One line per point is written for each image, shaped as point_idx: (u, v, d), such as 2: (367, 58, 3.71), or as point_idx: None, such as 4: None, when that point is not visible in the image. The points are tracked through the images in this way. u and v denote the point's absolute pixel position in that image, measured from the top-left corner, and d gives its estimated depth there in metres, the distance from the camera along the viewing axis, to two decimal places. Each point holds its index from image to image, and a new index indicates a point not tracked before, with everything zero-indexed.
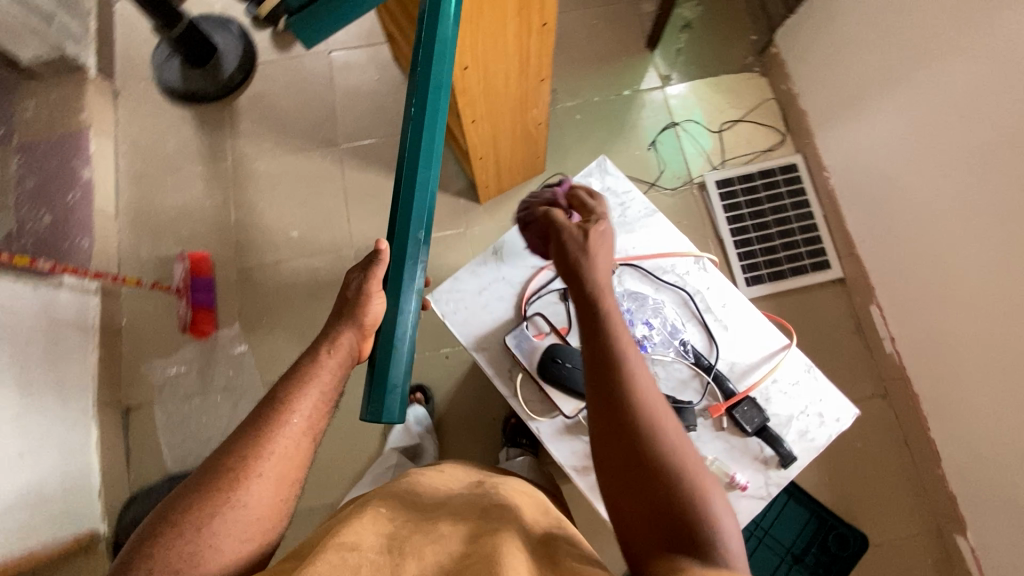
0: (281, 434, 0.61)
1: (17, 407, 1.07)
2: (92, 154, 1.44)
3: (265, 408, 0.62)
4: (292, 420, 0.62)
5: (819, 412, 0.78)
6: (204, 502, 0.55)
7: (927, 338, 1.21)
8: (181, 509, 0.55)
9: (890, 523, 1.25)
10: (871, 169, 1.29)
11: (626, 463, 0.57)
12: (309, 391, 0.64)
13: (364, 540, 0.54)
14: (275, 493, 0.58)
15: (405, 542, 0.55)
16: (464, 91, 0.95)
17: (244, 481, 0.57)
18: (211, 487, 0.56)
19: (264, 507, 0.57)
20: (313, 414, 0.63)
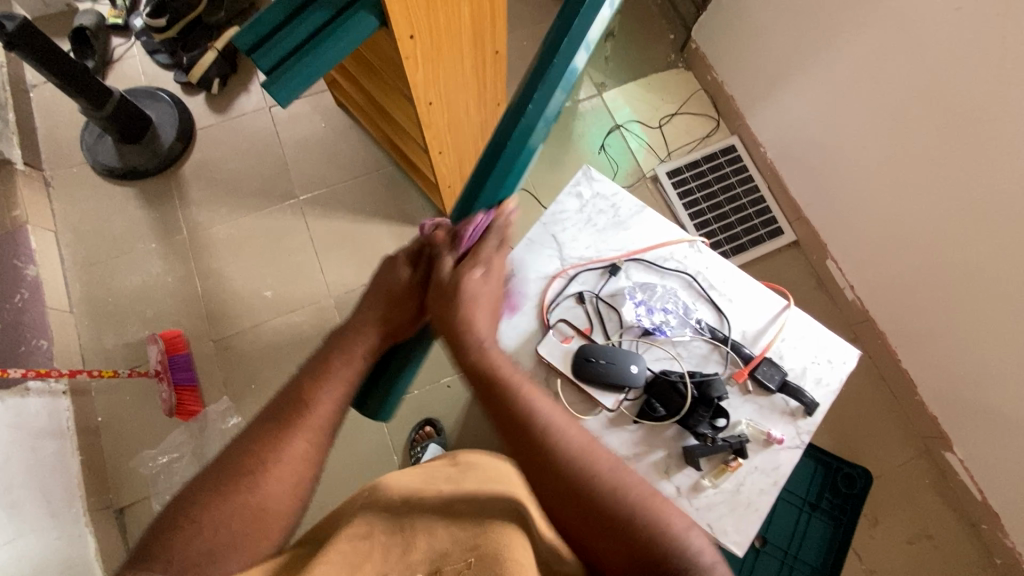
0: (291, 445, 0.58)
1: (6, 532, 0.98)
2: (34, 250, 1.36)
3: (280, 414, 0.60)
4: (297, 433, 0.59)
5: (827, 359, 0.85)
6: (216, 494, 0.55)
7: (884, 281, 1.33)
8: (191, 498, 0.55)
9: (885, 454, 1.35)
10: (803, 139, 1.41)
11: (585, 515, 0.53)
12: (317, 406, 0.61)
13: (366, 557, 0.48)
14: (285, 499, 0.57)
15: (415, 540, 0.50)
16: (430, 126, 0.98)
17: (254, 481, 0.56)
18: (227, 481, 0.56)
19: (273, 510, 0.56)
20: (320, 424, 0.60)
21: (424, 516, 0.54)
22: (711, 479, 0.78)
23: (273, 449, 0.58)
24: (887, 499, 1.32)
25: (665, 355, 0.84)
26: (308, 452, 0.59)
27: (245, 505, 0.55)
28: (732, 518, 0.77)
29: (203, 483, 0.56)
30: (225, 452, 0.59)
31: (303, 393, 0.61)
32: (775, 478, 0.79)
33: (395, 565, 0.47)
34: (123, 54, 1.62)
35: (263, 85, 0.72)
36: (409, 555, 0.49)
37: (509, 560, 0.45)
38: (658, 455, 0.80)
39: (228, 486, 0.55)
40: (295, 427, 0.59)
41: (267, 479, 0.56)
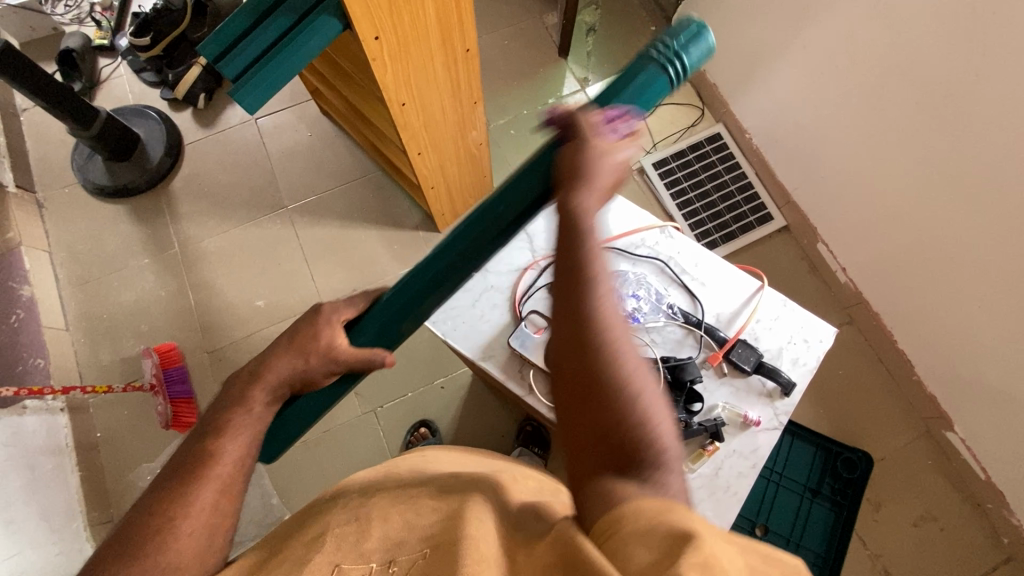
0: (200, 493, 0.53)
1: (6, 548, 1.00)
2: (28, 271, 1.38)
3: (178, 471, 0.55)
4: (205, 483, 0.54)
5: (804, 338, 0.85)
6: (123, 559, 0.49)
7: (875, 261, 1.32)
8: (95, 573, 0.49)
9: (886, 437, 1.34)
10: (786, 123, 1.41)
11: (586, 408, 0.50)
12: (221, 453, 0.56)
13: (321, 551, 0.48)
14: (200, 552, 0.52)
15: (370, 527, 0.50)
16: (406, 126, 0.99)
17: (156, 542, 0.50)
18: (129, 543, 0.50)
19: (188, 568, 0.50)
20: (229, 471, 0.56)
21: (380, 504, 0.54)
22: (689, 464, 0.78)
23: (179, 503, 0.52)
24: (889, 481, 1.30)
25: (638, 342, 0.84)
26: (223, 500, 0.54)
27: (156, 574, 0.49)
28: (711, 503, 0.77)
29: (103, 557, 0.50)
30: (119, 527, 0.52)
31: (212, 428, 0.58)
32: (753, 461, 0.79)
33: (348, 555, 0.47)
34: (110, 74, 1.64)
35: (231, 93, 0.73)
36: (362, 542, 0.48)
37: (468, 539, 0.43)
38: None
39: (131, 552, 0.50)
40: (199, 478, 0.54)
41: (175, 537, 0.51)
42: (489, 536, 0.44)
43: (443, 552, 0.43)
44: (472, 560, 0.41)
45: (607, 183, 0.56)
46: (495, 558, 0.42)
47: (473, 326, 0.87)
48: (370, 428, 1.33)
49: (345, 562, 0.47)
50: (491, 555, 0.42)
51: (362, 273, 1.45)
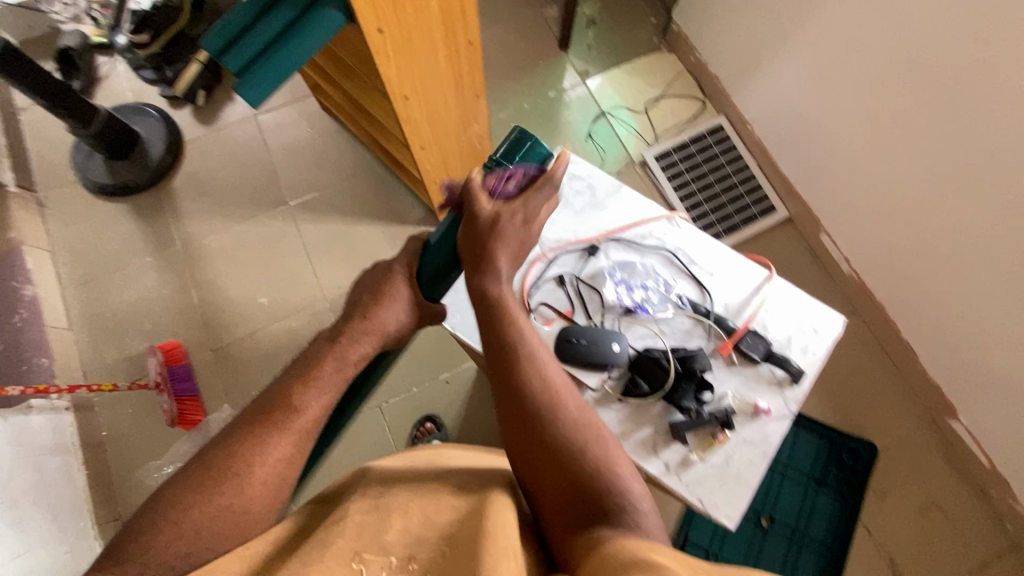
0: (279, 445, 0.59)
1: (15, 547, 1.00)
2: (31, 270, 1.37)
3: (262, 417, 0.61)
4: (283, 436, 0.60)
5: (812, 327, 0.85)
6: (203, 484, 0.56)
7: (878, 251, 1.32)
8: (177, 491, 0.55)
9: (890, 427, 1.34)
10: (789, 114, 1.40)
11: (543, 467, 0.57)
12: (299, 412, 0.62)
13: (342, 537, 0.48)
14: (270, 498, 0.57)
15: (390, 518, 0.50)
16: (409, 120, 0.99)
17: (234, 478, 0.56)
18: (212, 470, 0.57)
19: (255, 509, 0.56)
20: (307, 427, 0.62)
21: (400, 495, 0.54)
22: (699, 453, 0.78)
23: (256, 449, 0.59)
24: (894, 470, 1.31)
25: (648, 332, 0.84)
26: (294, 456, 0.60)
27: (233, 508, 0.55)
28: (723, 492, 0.76)
29: (186, 481, 0.56)
30: (206, 453, 0.59)
31: (282, 392, 0.63)
32: (764, 449, 0.79)
33: (369, 543, 0.48)
34: (109, 71, 1.64)
35: (234, 87, 0.73)
36: (383, 534, 0.49)
37: (490, 541, 0.46)
38: (644, 433, 0.79)
39: (212, 485, 0.56)
40: (278, 428, 0.60)
41: (250, 482, 0.57)
42: (510, 539, 0.47)
43: (466, 554, 0.45)
44: (494, 564, 0.43)
45: (508, 254, 0.68)
46: (516, 559, 0.45)
47: None
48: (377, 423, 1.33)
49: (366, 551, 0.47)
50: (513, 560, 0.45)
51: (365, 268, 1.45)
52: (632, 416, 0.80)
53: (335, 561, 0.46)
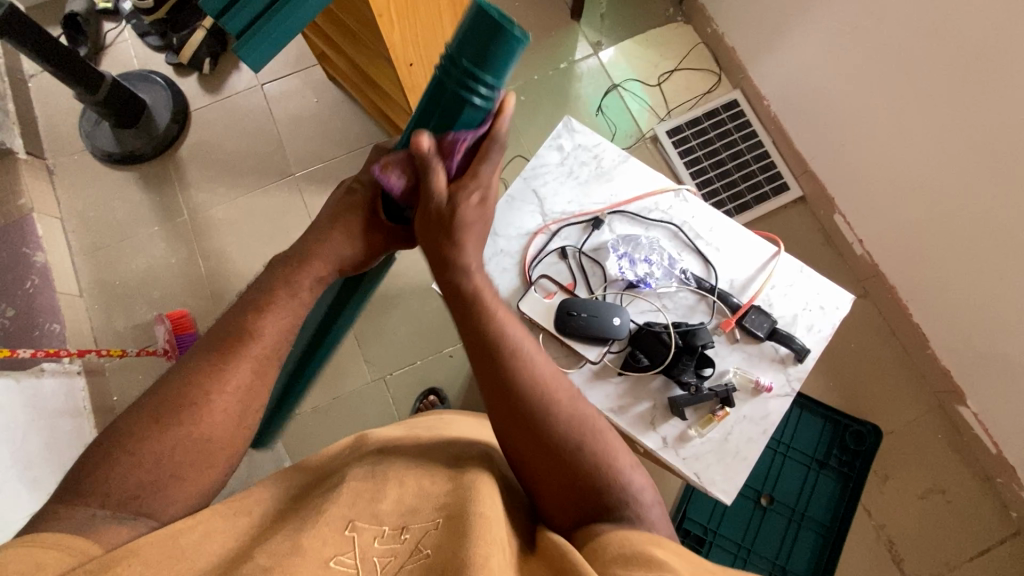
0: (245, 376, 0.61)
1: (29, 505, 1.03)
2: (42, 238, 1.38)
3: (222, 342, 0.61)
4: (241, 363, 0.60)
5: (819, 305, 0.83)
6: (161, 416, 0.56)
7: (893, 232, 1.29)
8: (135, 423, 0.56)
9: (896, 411, 1.33)
10: (806, 89, 1.36)
11: (538, 452, 0.57)
12: (259, 343, 0.62)
13: (336, 504, 0.48)
14: (229, 429, 0.59)
15: (386, 488, 0.51)
16: (413, 89, 0.97)
17: (192, 411, 0.57)
18: (172, 401, 0.57)
19: (217, 441, 0.58)
20: (263, 353, 0.62)
21: (397, 467, 0.55)
22: (697, 428, 0.78)
23: (217, 377, 0.59)
24: (897, 454, 1.30)
25: (650, 307, 0.83)
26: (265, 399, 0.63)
27: (199, 441, 0.56)
28: (720, 467, 0.76)
29: (142, 416, 0.56)
30: (164, 387, 0.59)
31: (245, 324, 0.62)
32: (764, 427, 0.78)
33: (363, 512, 0.48)
34: (115, 38, 1.62)
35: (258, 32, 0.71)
36: (377, 504, 0.49)
37: (478, 515, 0.47)
38: (642, 407, 0.79)
39: (168, 417, 0.56)
40: (236, 356, 0.61)
41: (209, 410, 0.58)
42: (497, 516, 0.48)
43: (456, 527, 0.46)
44: (483, 537, 0.44)
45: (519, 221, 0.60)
46: (501, 541, 0.45)
47: None
48: (381, 395, 1.34)
49: (359, 520, 0.47)
50: (498, 532, 0.46)
51: None
52: (630, 390, 0.80)
53: (327, 528, 0.46)
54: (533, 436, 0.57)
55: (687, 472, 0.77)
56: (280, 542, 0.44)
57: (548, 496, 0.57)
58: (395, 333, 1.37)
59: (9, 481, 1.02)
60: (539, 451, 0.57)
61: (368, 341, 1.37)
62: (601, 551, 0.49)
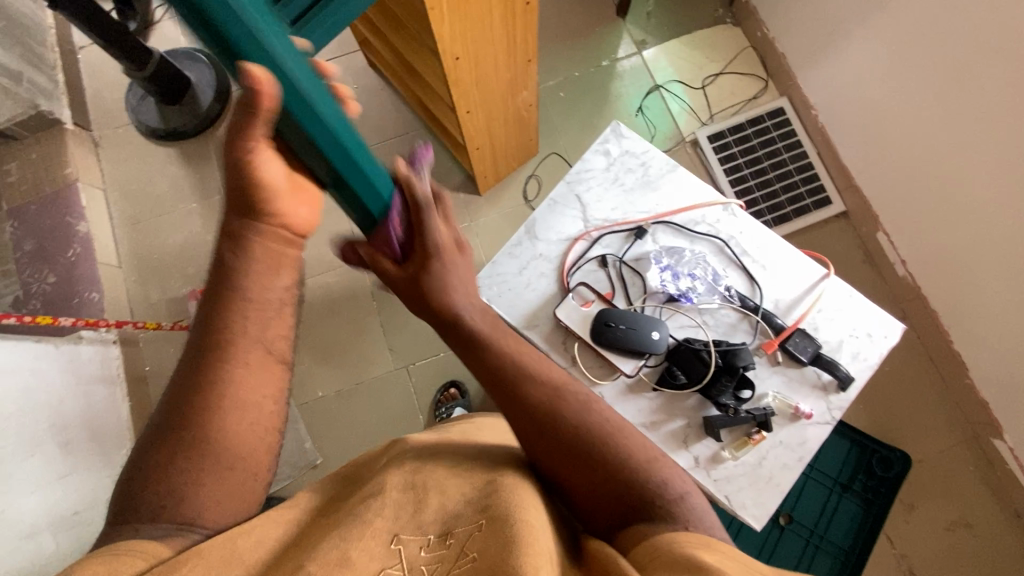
0: (244, 374, 0.59)
1: (62, 468, 1.07)
2: (85, 208, 1.42)
3: (203, 347, 0.59)
4: (237, 356, 0.59)
5: (867, 332, 0.81)
6: (176, 431, 0.56)
7: (940, 256, 1.23)
8: (155, 446, 0.56)
9: (928, 440, 1.29)
10: (860, 100, 1.31)
11: (568, 466, 0.56)
12: (246, 340, 0.60)
13: (379, 516, 0.52)
14: (243, 419, 0.58)
15: (427, 498, 0.54)
16: (457, 83, 0.96)
17: (206, 416, 0.57)
18: (182, 412, 0.57)
19: (238, 435, 0.58)
20: (253, 342, 0.60)
21: (435, 472, 0.58)
22: (731, 451, 0.76)
23: (218, 376, 0.58)
24: (927, 484, 1.26)
25: (690, 323, 0.82)
26: (279, 389, 0.62)
27: (214, 450, 0.56)
28: (752, 492, 0.75)
29: (161, 437, 0.56)
30: (166, 413, 0.58)
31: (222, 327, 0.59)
32: (801, 454, 0.76)
33: (407, 525, 0.51)
34: (163, 15, 1.64)
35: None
36: (420, 514, 0.52)
37: (521, 522, 0.49)
38: (675, 425, 0.78)
39: (184, 431, 0.56)
40: (225, 350, 0.59)
41: (227, 408, 0.58)
42: (540, 524, 0.50)
43: (498, 532, 0.48)
44: (527, 545, 0.46)
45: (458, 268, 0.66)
46: (544, 552, 0.47)
47: (521, 291, 0.85)
48: (403, 385, 1.35)
49: (404, 532, 0.50)
50: (540, 537, 0.48)
51: None
52: (663, 406, 0.79)
53: (373, 540, 0.49)
54: (561, 452, 0.57)
55: (716, 493, 0.76)
56: (329, 552, 0.47)
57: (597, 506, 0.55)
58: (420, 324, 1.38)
59: (45, 443, 1.05)
60: (579, 466, 0.56)
61: (393, 330, 1.37)
62: (647, 561, 0.46)
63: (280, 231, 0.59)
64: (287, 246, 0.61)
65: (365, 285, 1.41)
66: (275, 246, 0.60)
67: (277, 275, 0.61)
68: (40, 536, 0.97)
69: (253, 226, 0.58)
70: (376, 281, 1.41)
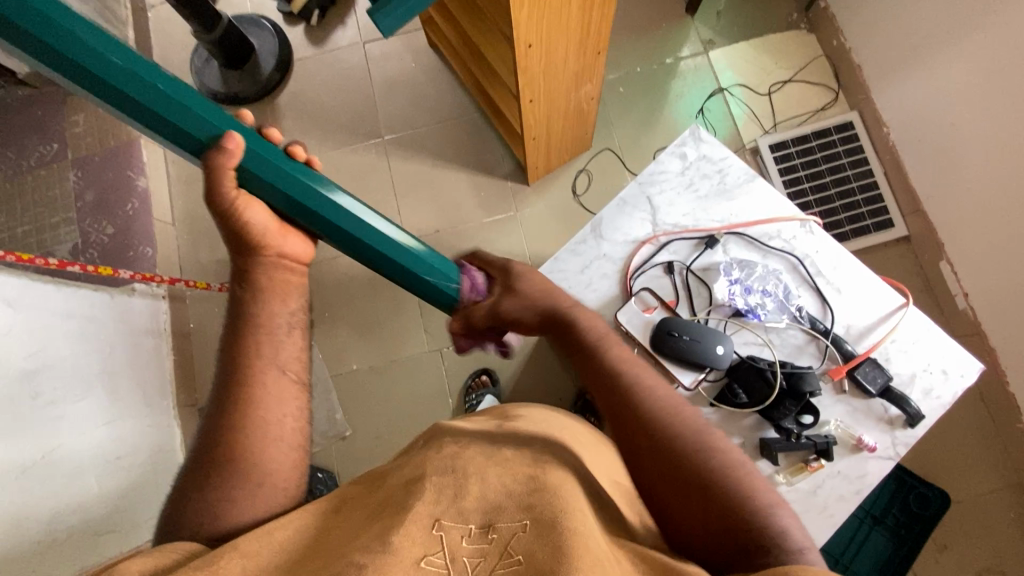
0: (265, 392, 0.63)
1: (109, 413, 1.11)
2: (145, 164, 1.45)
3: (228, 381, 0.64)
4: (261, 387, 0.63)
5: (942, 368, 0.77)
6: (213, 458, 0.60)
7: (1007, 292, 1.17)
8: (195, 474, 0.60)
9: (970, 482, 1.24)
10: (941, 120, 1.25)
11: (670, 479, 0.56)
12: (263, 363, 0.64)
13: (421, 501, 0.52)
14: (282, 444, 0.63)
15: (467, 485, 0.55)
16: (526, 71, 0.94)
17: (243, 437, 0.61)
18: (219, 439, 0.61)
19: (267, 455, 0.61)
20: (272, 368, 0.65)
21: (475, 461, 0.58)
22: (786, 476, 0.74)
23: (252, 400, 0.63)
24: (963, 526, 1.22)
25: (755, 340, 0.80)
26: (298, 404, 0.66)
27: (245, 465, 0.60)
28: (804, 520, 0.73)
29: (200, 466, 0.60)
30: (202, 438, 0.62)
31: (243, 361, 0.64)
32: (859, 487, 0.74)
33: (447, 511, 0.51)
34: None
35: None
36: (461, 501, 0.53)
37: (570, 530, 0.48)
38: (730, 443, 0.76)
39: (222, 458, 0.60)
40: (253, 382, 0.63)
41: (267, 427, 0.62)
42: (589, 530, 0.49)
43: (546, 536, 0.48)
44: (579, 556, 0.45)
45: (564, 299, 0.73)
46: (597, 558, 0.46)
47: (584, 292, 0.84)
48: (436, 367, 1.36)
49: (445, 518, 0.51)
50: (591, 542, 0.48)
51: (447, 214, 1.45)
52: (719, 423, 0.77)
53: (416, 524, 0.49)
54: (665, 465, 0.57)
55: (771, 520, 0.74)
56: (370, 541, 0.48)
57: (691, 524, 0.54)
58: None
59: (94, 388, 1.09)
60: (672, 475, 0.56)
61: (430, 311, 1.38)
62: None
63: (283, 262, 0.67)
64: (289, 275, 0.68)
65: None
66: (281, 272, 0.67)
67: (284, 301, 0.67)
68: (84, 477, 1.01)
69: (261, 258, 0.66)
70: None
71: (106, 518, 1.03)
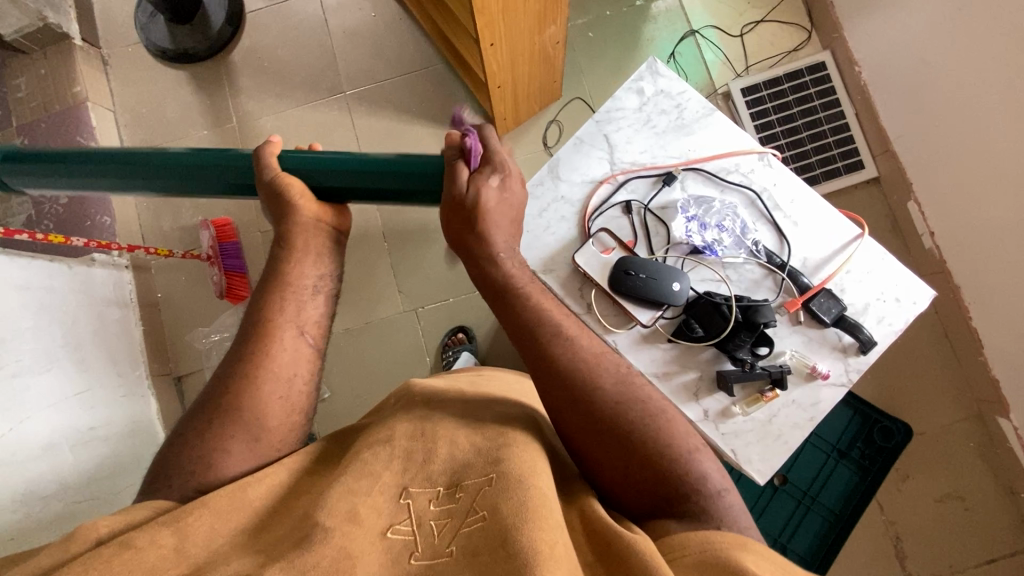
0: (279, 350, 0.66)
1: (77, 385, 1.09)
2: (96, 128, 1.38)
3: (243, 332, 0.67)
4: (277, 343, 0.66)
5: (894, 296, 0.79)
6: (218, 407, 0.62)
7: (972, 229, 1.18)
8: (197, 420, 0.62)
9: (932, 414, 1.29)
10: (911, 57, 1.23)
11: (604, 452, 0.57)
12: (282, 319, 0.67)
13: (387, 471, 0.53)
14: (284, 411, 0.64)
15: (436, 448, 0.55)
16: (483, 11, 0.90)
17: (249, 393, 0.63)
18: (229, 389, 0.63)
19: (272, 415, 0.63)
20: (288, 327, 0.67)
21: (444, 422, 0.59)
22: (743, 406, 0.76)
23: (263, 356, 0.65)
24: (926, 456, 1.27)
25: (712, 276, 0.80)
26: (309, 368, 0.68)
27: (244, 415, 0.62)
28: (759, 448, 0.76)
29: (203, 418, 0.62)
30: (213, 385, 0.65)
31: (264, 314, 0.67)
32: (813, 415, 0.76)
33: (416, 477, 0.53)
34: None
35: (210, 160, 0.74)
36: (429, 466, 0.54)
37: (532, 488, 0.49)
38: (688, 378, 0.78)
39: (224, 410, 0.62)
40: (266, 340, 0.65)
41: (278, 386, 0.64)
42: (551, 490, 0.50)
43: (509, 490, 0.49)
44: (542, 515, 0.47)
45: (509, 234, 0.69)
46: (557, 521, 0.47)
47: (543, 232, 0.84)
48: (413, 326, 1.36)
49: (413, 486, 0.52)
50: (551, 498, 0.49)
51: None
52: (678, 358, 0.79)
53: (382, 495, 0.51)
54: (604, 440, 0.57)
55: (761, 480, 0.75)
56: (337, 504, 0.49)
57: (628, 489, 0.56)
58: (431, 268, 1.37)
59: (60, 361, 1.07)
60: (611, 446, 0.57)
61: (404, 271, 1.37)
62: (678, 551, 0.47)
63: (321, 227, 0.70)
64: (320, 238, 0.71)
65: (376, 225, 1.39)
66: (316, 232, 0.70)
67: (315, 264, 0.70)
68: (60, 450, 1.00)
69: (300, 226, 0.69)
70: (389, 222, 1.39)
71: (84, 488, 1.03)
